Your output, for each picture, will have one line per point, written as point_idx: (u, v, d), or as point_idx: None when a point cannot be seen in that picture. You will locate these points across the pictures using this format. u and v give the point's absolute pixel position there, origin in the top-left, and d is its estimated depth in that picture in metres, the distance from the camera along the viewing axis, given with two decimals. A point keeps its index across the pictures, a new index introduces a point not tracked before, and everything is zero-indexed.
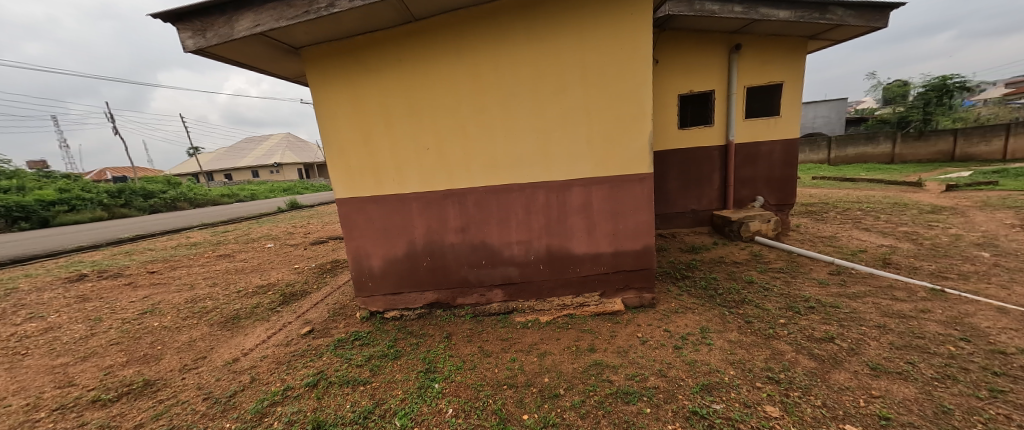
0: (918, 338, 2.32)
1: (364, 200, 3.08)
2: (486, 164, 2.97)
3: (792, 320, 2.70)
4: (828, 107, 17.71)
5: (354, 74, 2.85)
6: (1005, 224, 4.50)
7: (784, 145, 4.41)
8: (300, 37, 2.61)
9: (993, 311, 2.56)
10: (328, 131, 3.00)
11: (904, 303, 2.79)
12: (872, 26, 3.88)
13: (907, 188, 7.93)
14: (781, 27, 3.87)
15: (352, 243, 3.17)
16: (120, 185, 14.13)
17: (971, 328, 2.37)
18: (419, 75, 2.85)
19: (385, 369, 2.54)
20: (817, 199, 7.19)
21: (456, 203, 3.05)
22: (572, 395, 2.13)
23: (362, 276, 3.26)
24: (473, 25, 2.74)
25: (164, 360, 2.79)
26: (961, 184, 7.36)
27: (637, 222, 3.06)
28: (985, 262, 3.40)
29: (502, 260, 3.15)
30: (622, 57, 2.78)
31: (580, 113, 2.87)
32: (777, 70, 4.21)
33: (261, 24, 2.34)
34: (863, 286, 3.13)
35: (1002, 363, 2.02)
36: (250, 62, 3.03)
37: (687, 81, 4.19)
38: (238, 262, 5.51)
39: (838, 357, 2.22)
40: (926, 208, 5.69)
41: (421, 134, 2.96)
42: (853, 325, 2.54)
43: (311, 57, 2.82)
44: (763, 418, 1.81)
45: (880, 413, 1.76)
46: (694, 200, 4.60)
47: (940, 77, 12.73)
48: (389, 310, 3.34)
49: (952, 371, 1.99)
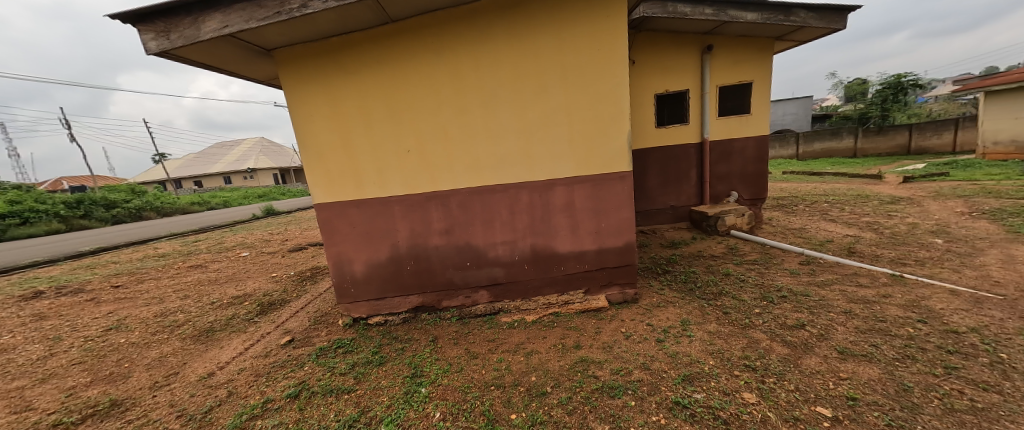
0: (880, 321, 2.47)
1: (345, 204, 3.02)
2: (469, 164, 2.96)
3: (767, 309, 2.81)
4: (796, 104, 18.49)
5: (330, 75, 2.80)
6: (955, 212, 4.82)
7: (756, 141, 4.57)
8: (271, 38, 2.54)
9: (947, 293, 2.74)
10: (305, 134, 2.93)
11: (867, 289, 2.96)
12: (831, 28, 4.07)
13: (868, 181, 8.37)
14: (749, 28, 4.02)
15: (333, 248, 3.11)
16: (77, 195, 13.27)
17: (928, 311, 2.53)
18: (399, 77, 2.81)
19: (370, 375, 2.50)
20: (788, 192, 7.51)
21: (440, 205, 3.03)
22: (560, 392, 2.16)
23: (343, 283, 3.19)
24: (452, 25, 2.72)
25: (132, 378, 2.65)
26: (916, 175, 7.82)
27: (619, 220, 3.12)
28: (939, 248, 3.64)
29: (487, 261, 3.15)
30: (601, 59, 2.82)
31: (561, 112, 2.90)
32: (748, 70, 4.36)
33: (229, 25, 2.26)
34: (830, 274, 3.31)
35: (955, 342, 2.17)
36: (220, 64, 2.92)
37: (664, 81, 4.30)
38: (211, 272, 5.28)
39: (809, 343, 2.33)
40: (886, 198, 6.06)
41: (402, 136, 2.92)
42: (822, 312, 2.67)
43: (284, 58, 2.75)
44: (741, 404, 1.89)
45: (848, 394, 1.86)
46: (673, 196, 4.73)
47: (895, 75, 13.44)
48: (373, 315, 3.28)
49: (911, 351, 2.12)
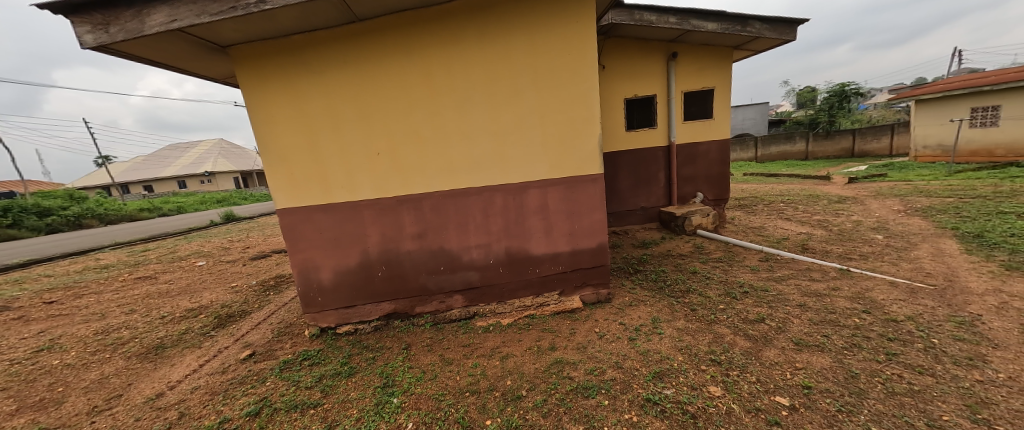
0: (831, 313, 2.64)
1: (311, 209, 2.89)
2: (442, 167, 2.92)
3: (730, 304, 2.94)
4: (755, 110, 19.64)
5: (293, 75, 2.68)
6: (893, 210, 5.28)
7: (720, 145, 4.80)
8: (227, 34, 2.40)
9: (887, 284, 2.98)
10: (266, 136, 2.78)
11: (819, 282, 3.17)
12: (784, 39, 4.34)
13: (818, 182, 9.01)
14: (710, 38, 4.22)
15: (298, 256, 2.96)
16: (3, 203, 11.94)
17: (871, 302, 2.74)
18: (367, 78, 2.73)
19: (338, 388, 2.39)
20: (748, 193, 7.95)
21: (412, 209, 2.96)
22: (535, 395, 2.16)
23: (309, 292, 3.05)
24: (422, 26, 2.68)
25: (67, 403, 2.40)
26: (860, 176, 8.50)
27: (592, 221, 3.17)
28: (880, 243, 3.96)
29: (462, 265, 3.11)
30: (572, 63, 2.86)
31: (533, 115, 2.92)
32: (711, 76, 4.57)
33: (178, 19, 2.11)
34: (787, 269, 3.52)
35: (895, 329, 2.36)
36: (170, 61, 2.73)
37: (633, 86, 4.44)
38: (162, 284, 4.89)
39: (768, 336, 2.45)
40: (834, 198, 6.54)
41: (372, 139, 2.84)
42: (780, 306, 2.83)
43: (242, 56, 2.61)
44: (708, 397, 1.96)
45: (803, 383, 1.97)
46: (644, 198, 4.88)
47: (839, 83, 14.56)
48: (342, 324, 3.15)
49: (857, 340, 2.29)
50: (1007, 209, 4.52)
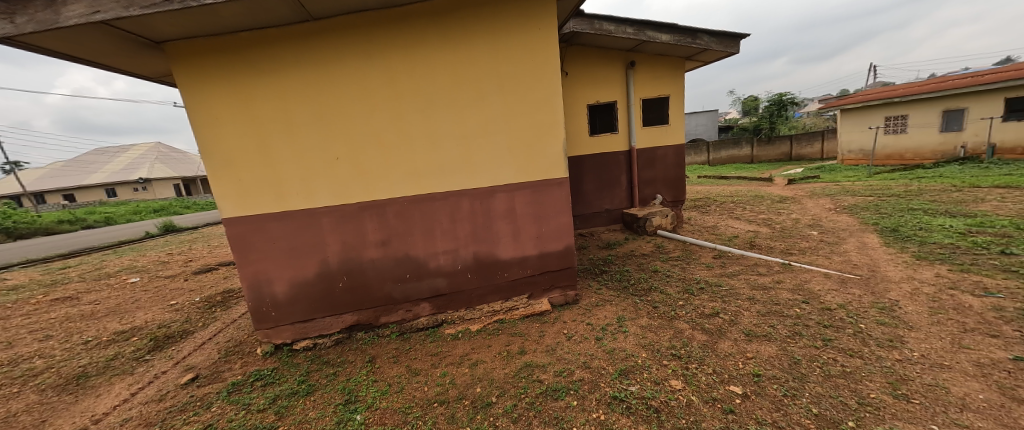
0: (775, 304, 2.86)
1: (263, 218, 2.70)
2: (406, 172, 2.84)
3: (688, 300, 3.10)
4: (707, 117, 21.02)
5: (241, 75, 2.51)
6: (826, 208, 5.84)
7: (676, 149, 5.07)
8: (160, 29, 2.20)
9: (822, 276, 3.29)
10: (209, 139, 2.56)
11: (765, 276, 3.43)
12: (729, 51, 4.67)
13: (763, 183, 9.79)
14: (664, 48, 4.46)
15: (248, 268, 2.75)
16: None
17: (809, 292, 3.00)
18: (324, 79, 2.61)
19: (295, 408, 2.24)
20: (703, 194, 8.48)
21: (375, 215, 2.85)
22: (505, 401, 2.14)
23: (262, 306, 2.84)
24: (382, 28, 2.61)
25: None
26: (798, 178, 9.34)
27: (559, 224, 3.22)
28: (815, 239, 4.36)
29: (428, 272, 3.04)
30: (536, 69, 2.90)
31: (499, 120, 2.93)
32: (667, 84, 4.82)
33: (101, 10, 1.89)
34: (737, 265, 3.77)
35: (829, 317, 2.60)
36: (94, 57, 2.46)
37: (595, 92, 4.59)
38: (85, 305, 4.34)
39: (723, 328, 2.61)
40: (776, 198, 7.13)
41: (330, 143, 2.71)
42: (732, 300, 3.02)
43: (181, 53, 2.41)
44: (669, 391, 2.05)
45: (753, 371, 2.11)
46: (608, 200, 5.05)
47: (777, 94, 16.01)
48: (299, 340, 2.96)
49: (798, 328, 2.49)
50: (916, 206, 5.17)
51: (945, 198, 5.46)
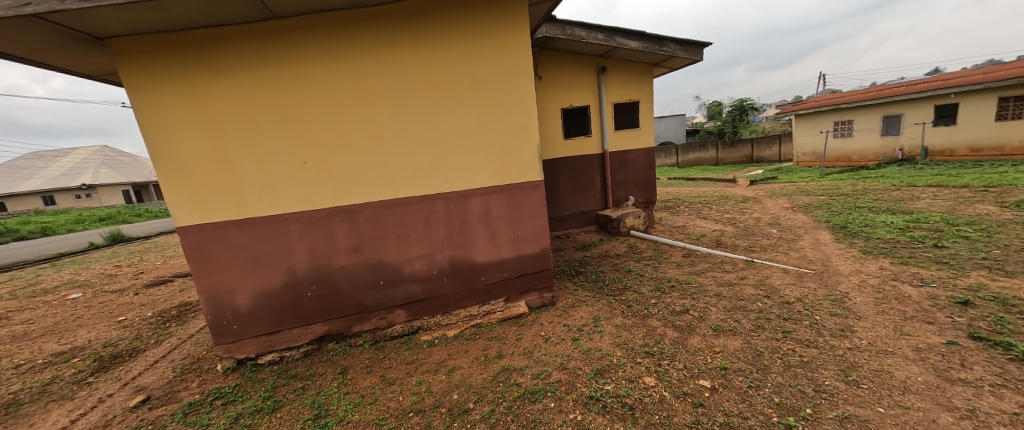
0: (740, 300, 3.00)
1: (223, 225, 2.55)
2: (379, 176, 2.77)
3: (660, 298, 3.20)
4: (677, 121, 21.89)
5: (197, 74, 2.37)
6: (784, 207, 6.22)
7: (647, 152, 5.24)
8: (104, 24, 2.04)
9: (781, 272, 3.48)
10: (161, 142, 2.40)
11: (730, 273, 3.60)
12: (694, 58, 4.89)
13: (726, 184, 10.30)
14: (634, 54, 4.60)
15: (206, 280, 2.59)
16: None
17: (770, 287, 3.17)
18: (290, 79, 2.51)
19: (259, 427, 2.12)
20: (672, 195, 8.81)
21: (346, 221, 2.76)
22: (482, 406, 2.12)
23: (222, 320, 2.68)
24: (350, 28, 2.54)
25: None
26: (759, 179, 9.90)
27: (535, 227, 3.23)
28: (774, 236, 4.63)
29: (403, 277, 2.97)
30: (509, 73, 2.92)
31: (473, 123, 2.92)
32: (637, 89, 4.98)
33: (31, 2, 1.73)
34: (705, 263, 3.93)
35: (788, 310, 2.76)
36: (25, 53, 2.24)
37: (569, 96, 4.67)
38: (15, 325, 3.93)
39: (692, 325, 2.71)
40: (740, 198, 7.53)
41: (297, 146, 2.60)
42: (700, 297, 3.14)
43: (129, 50, 2.25)
44: (643, 388, 2.10)
45: (721, 365, 2.20)
46: (583, 202, 5.14)
47: (739, 99, 16.92)
48: (265, 353, 2.81)
49: (761, 322, 2.63)
50: (862, 204, 5.59)
51: (887, 196, 5.94)
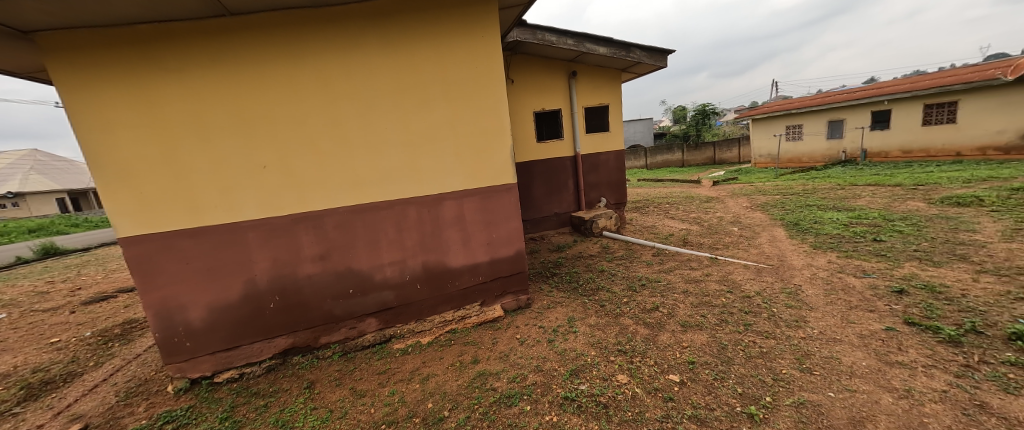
0: (705, 295, 3.14)
1: (174, 234, 2.37)
2: (346, 180, 2.68)
3: (632, 297, 3.29)
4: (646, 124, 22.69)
5: (142, 72, 2.20)
6: (744, 206, 6.59)
7: (618, 155, 5.39)
8: (30, 16, 1.86)
9: (743, 267, 3.68)
10: (100, 145, 2.19)
11: (696, 270, 3.75)
12: (660, 65, 5.08)
13: (691, 185, 10.80)
14: (603, 60, 4.73)
15: (155, 294, 2.39)
16: None
17: (733, 283, 3.34)
18: (248, 79, 2.38)
19: None
20: (643, 196, 9.11)
21: (311, 227, 2.64)
22: (458, 413, 2.08)
23: (174, 337, 2.48)
24: (313, 27, 2.44)
25: None
26: (722, 180, 10.44)
27: (509, 230, 3.24)
28: (736, 234, 4.89)
29: (374, 285, 2.87)
30: (481, 76, 2.91)
31: (445, 126, 2.88)
32: (607, 94, 5.11)
33: None
34: (673, 261, 4.08)
35: (749, 304, 2.91)
36: None
37: (541, 100, 4.73)
38: None
39: (662, 321, 2.80)
40: (704, 198, 7.90)
41: (257, 149, 2.47)
42: (669, 294, 3.25)
43: (62, 45, 2.06)
44: (616, 385, 2.14)
45: (689, 359, 2.29)
46: (557, 204, 5.21)
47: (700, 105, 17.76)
48: (223, 370, 2.64)
49: (725, 316, 2.75)
50: (813, 202, 6.02)
51: (834, 195, 6.44)
